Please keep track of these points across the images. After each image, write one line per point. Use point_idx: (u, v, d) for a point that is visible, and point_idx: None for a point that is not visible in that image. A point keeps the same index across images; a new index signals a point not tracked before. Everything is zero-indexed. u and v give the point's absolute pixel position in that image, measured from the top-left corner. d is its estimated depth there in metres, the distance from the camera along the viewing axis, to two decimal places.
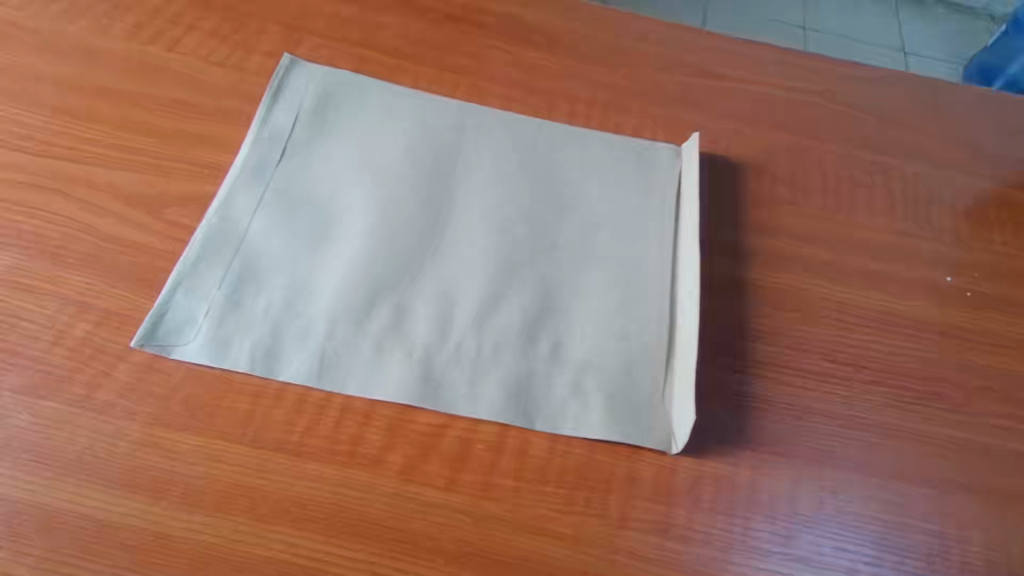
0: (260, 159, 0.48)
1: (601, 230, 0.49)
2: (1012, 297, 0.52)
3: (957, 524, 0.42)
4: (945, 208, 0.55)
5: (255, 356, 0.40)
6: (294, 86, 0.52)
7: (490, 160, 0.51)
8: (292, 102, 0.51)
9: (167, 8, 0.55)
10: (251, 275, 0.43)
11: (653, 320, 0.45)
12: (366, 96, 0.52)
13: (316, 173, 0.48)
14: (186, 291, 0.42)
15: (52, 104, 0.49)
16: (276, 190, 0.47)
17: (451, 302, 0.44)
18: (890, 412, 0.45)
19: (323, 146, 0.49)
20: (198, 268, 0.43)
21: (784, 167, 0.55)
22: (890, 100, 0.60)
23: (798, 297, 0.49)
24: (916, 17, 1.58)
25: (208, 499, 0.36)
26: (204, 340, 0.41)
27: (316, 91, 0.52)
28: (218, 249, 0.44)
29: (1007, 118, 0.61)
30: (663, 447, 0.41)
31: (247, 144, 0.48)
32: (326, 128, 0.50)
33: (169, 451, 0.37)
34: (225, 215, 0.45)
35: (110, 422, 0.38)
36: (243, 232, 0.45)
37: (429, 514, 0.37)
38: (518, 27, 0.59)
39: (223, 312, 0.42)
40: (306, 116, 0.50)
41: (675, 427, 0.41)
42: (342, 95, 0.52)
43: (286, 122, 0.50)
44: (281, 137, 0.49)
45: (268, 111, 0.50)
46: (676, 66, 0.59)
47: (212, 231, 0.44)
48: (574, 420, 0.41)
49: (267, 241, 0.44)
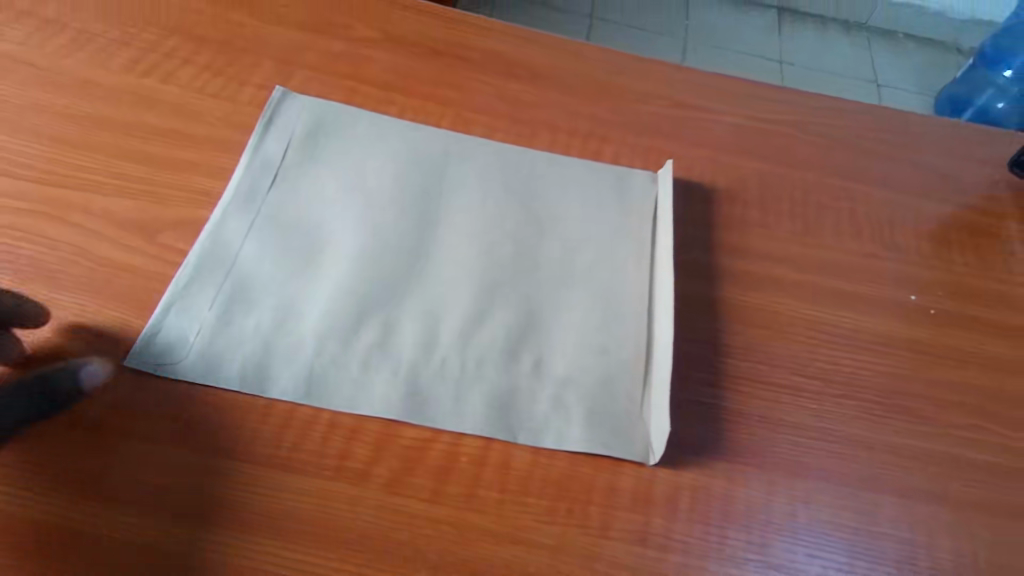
0: (251, 185, 0.50)
1: (582, 250, 0.51)
2: (975, 314, 0.54)
3: (927, 532, 0.43)
4: (909, 229, 0.58)
5: (244, 373, 0.42)
6: (284, 115, 0.54)
7: (474, 184, 0.53)
8: (283, 130, 0.53)
9: (164, 43, 0.57)
10: (242, 294, 0.45)
11: (632, 336, 0.47)
12: (356, 124, 0.54)
13: (305, 198, 0.50)
14: (178, 310, 0.43)
15: (51, 134, 0.50)
16: (267, 214, 0.48)
17: (436, 319, 0.45)
18: (859, 424, 0.47)
19: (313, 171, 0.51)
20: (189, 289, 0.44)
21: (756, 193, 0.58)
22: (856, 129, 0.64)
23: (769, 315, 0.51)
24: (887, 51, 1.65)
25: (198, 512, 0.37)
26: (196, 356, 0.42)
27: (306, 120, 0.54)
28: (210, 270, 0.45)
29: (968, 147, 0.65)
30: (641, 459, 0.42)
31: (239, 171, 0.50)
32: (316, 154, 0.52)
33: (162, 464, 0.38)
34: (217, 238, 0.47)
35: (104, 437, 0.39)
36: (235, 254, 0.46)
37: (415, 526, 0.38)
38: (502, 61, 0.62)
39: (213, 331, 0.43)
40: (298, 143, 0.52)
41: (652, 439, 0.43)
42: (332, 124, 0.54)
43: (277, 150, 0.52)
44: (273, 163, 0.51)
45: (260, 139, 0.52)
46: (652, 98, 0.62)
47: (204, 253, 0.46)
48: (556, 433, 0.42)
49: (257, 263, 0.46)
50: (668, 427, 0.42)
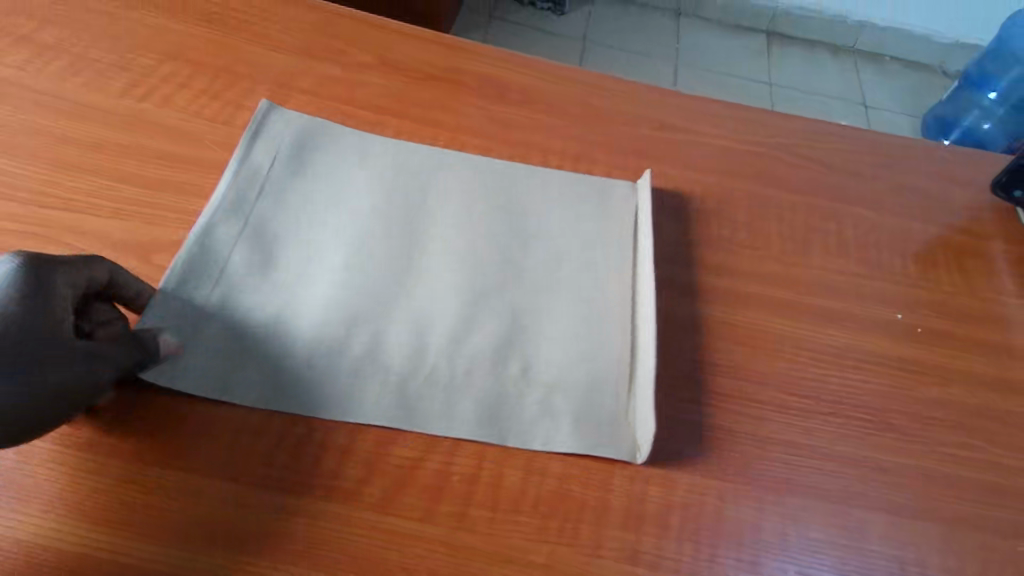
0: (237, 194, 0.50)
1: (565, 259, 0.51)
2: (961, 333, 0.55)
3: (917, 549, 0.44)
4: (894, 249, 0.59)
5: (235, 379, 0.42)
6: (270, 126, 0.55)
7: (457, 195, 0.54)
8: (269, 143, 0.54)
9: (161, 68, 0.58)
10: (230, 302, 0.45)
11: (616, 341, 0.48)
12: (342, 138, 0.55)
13: (293, 208, 0.51)
14: (164, 314, 0.43)
15: (48, 156, 0.51)
16: (253, 224, 0.49)
17: (425, 328, 0.46)
18: (848, 442, 0.47)
19: (298, 183, 0.52)
20: (176, 295, 0.44)
21: (744, 214, 0.59)
22: (841, 151, 0.65)
23: (758, 334, 0.52)
24: (875, 74, 1.68)
25: (180, 529, 0.37)
26: (182, 364, 0.42)
27: (292, 133, 0.55)
28: (197, 278, 0.45)
29: (950, 169, 0.66)
30: (630, 458, 0.43)
31: (227, 180, 0.51)
32: (302, 166, 0.53)
33: (148, 482, 0.38)
34: (204, 246, 0.47)
35: (89, 455, 0.39)
36: (222, 262, 0.47)
37: (405, 546, 0.38)
38: (494, 86, 0.63)
39: (200, 339, 0.43)
40: (284, 154, 0.53)
41: (640, 438, 0.44)
42: (318, 138, 0.55)
43: (264, 160, 0.53)
44: (260, 173, 0.52)
45: (246, 151, 0.53)
46: (642, 121, 0.63)
47: (191, 260, 0.46)
48: (546, 438, 0.43)
49: (245, 271, 0.46)
50: (653, 428, 0.43)
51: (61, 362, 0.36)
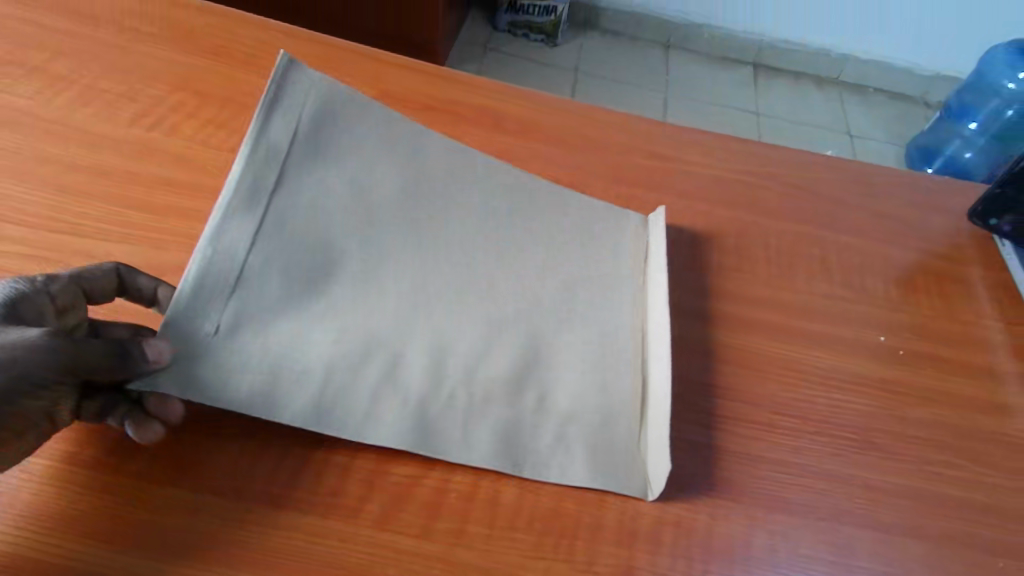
0: (256, 183, 0.48)
1: (579, 286, 0.53)
2: (943, 354, 0.57)
3: (903, 565, 0.45)
4: (876, 273, 0.61)
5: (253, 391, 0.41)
6: (291, 93, 0.52)
7: (475, 214, 0.55)
8: (289, 119, 0.51)
9: (169, 98, 0.60)
10: (252, 307, 0.44)
11: (629, 375, 0.49)
12: (364, 134, 0.54)
13: (314, 207, 0.49)
14: (181, 316, 0.42)
15: (57, 182, 0.53)
16: (274, 220, 0.48)
17: (445, 353, 0.47)
18: (835, 460, 0.49)
19: (320, 180, 0.51)
20: (196, 293, 0.43)
21: (732, 240, 0.61)
22: (825, 179, 0.68)
23: (747, 356, 0.53)
24: (859, 104, 1.73)
25: (163, 540, 0.38)
26: (199, 373, 0.41)
27: (311, 109, 0.53)
28: (215, 276, 0.44)
29: (929, 197, 0.69)
30: (640, 494, 0.44)
31: (245, 161, 0.49)
32: (322, 159, 0.52)
33: (131, 494, 0.39)
34: (222, 242, 0.45)
35: (77, 468, 0.40)
36: (243, 262, 0.45)
37: (404, 561, 0.39)
38: (491, 116, 0.65)
39: (221, 345, 0.42)
40: (305, 135, 0.52)
41: (651, 475, 0.45)
42: (339, 129, 0.53)
43: (284, 138, 0.51)
44: (279, 153, 0.50)
45: (264, 124, 0.50)
46: (632, 150, 0.66)
47: (209, 255, 0.44)
48: (559, 468, 0.44)
49: (267, 276, 0.46)
50: (665, 465, 0.44)
51: (8, 340, 0.36)
